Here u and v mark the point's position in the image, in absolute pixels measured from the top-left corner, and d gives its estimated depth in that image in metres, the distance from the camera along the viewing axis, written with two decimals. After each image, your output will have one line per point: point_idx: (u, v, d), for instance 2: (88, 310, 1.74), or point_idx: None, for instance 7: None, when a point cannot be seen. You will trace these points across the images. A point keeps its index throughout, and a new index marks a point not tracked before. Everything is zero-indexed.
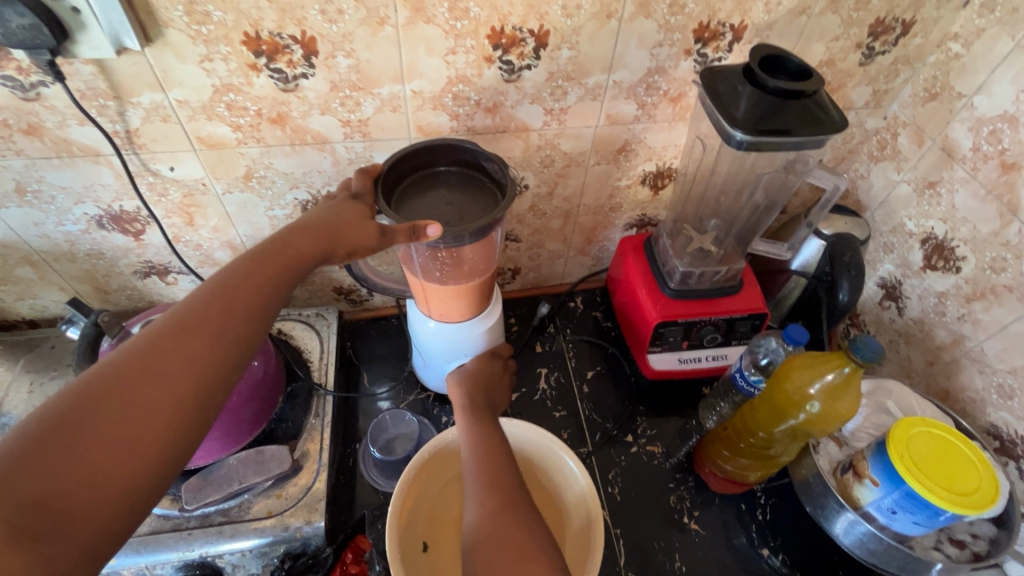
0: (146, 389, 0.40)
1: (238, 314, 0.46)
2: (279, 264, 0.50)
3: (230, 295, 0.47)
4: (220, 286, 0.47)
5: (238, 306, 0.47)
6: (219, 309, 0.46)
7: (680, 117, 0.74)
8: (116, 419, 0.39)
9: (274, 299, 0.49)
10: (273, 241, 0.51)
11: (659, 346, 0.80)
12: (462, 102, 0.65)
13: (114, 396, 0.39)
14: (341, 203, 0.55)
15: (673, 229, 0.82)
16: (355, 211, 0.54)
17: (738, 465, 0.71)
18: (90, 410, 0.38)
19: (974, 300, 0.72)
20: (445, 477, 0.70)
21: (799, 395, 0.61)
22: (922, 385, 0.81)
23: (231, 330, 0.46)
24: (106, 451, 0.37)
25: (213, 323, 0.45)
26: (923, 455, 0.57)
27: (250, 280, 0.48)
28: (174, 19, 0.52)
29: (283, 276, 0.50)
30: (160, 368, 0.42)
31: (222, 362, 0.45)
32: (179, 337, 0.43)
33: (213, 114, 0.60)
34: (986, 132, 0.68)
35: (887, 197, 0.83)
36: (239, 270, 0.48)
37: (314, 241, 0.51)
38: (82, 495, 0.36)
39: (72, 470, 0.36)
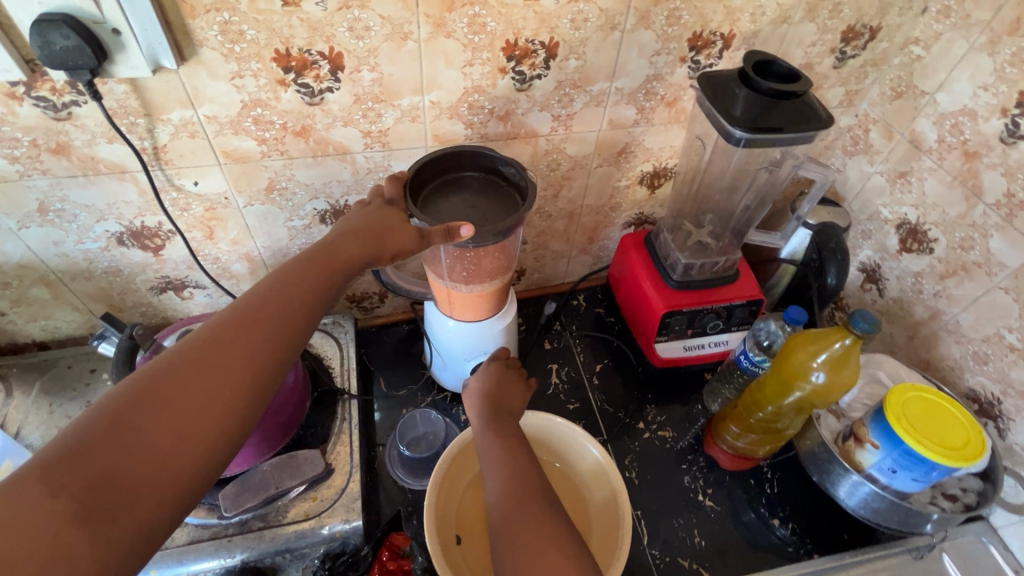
0: (207, 380, 0.43)
1: (292, 313, 0.49)
2: (329, 265, 0.52)
3: (285, 294, 0.49)
4: (277, 285, 0.49)
5: (292, 306, 0.49)
6: (276, 308, 0.48)
7: (676, 120, 0.80)
8: (178, 409, 0.41)
9: (324, 301, 0.51)
10: (324, 244, 0.53)
11: (665, 335, 0.85)
12: (476, 111, 0.69)
13: (176, 387, 0.42)
14: (377, 209, 0.58)
15: (672, 224, 0.88)
16: (394, 217, 0.57)
17: (747, 440, 0.75)
18: (154, 400, 0.41)
19: (947, 277, 0.79)
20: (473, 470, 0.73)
21: (802, 369, 0.66)
22: (905, 359, 0.87)
23: (286, 328, 0.48)
24: (168, 438, 0.40)
25: (268, 321, 0.47)
26: (917, 417, 0.63)
27: (303, 281, 0.50)
28: (209, 38, 0.54)
29: (333, 278, 0.52)
30: (220, 362, 0.44)
31: (276, 358, 0.47)
32: (238, 333, 0.46)
33: (240, 128, 0.62)
34: (949, 124, 0.76)
35: (863, 188, 0.91)
36: (293, 272, 0.51)
37: (360, 245, 0.54)
38: (144, 478, 0.38)
39: (136, 455, 0.38)
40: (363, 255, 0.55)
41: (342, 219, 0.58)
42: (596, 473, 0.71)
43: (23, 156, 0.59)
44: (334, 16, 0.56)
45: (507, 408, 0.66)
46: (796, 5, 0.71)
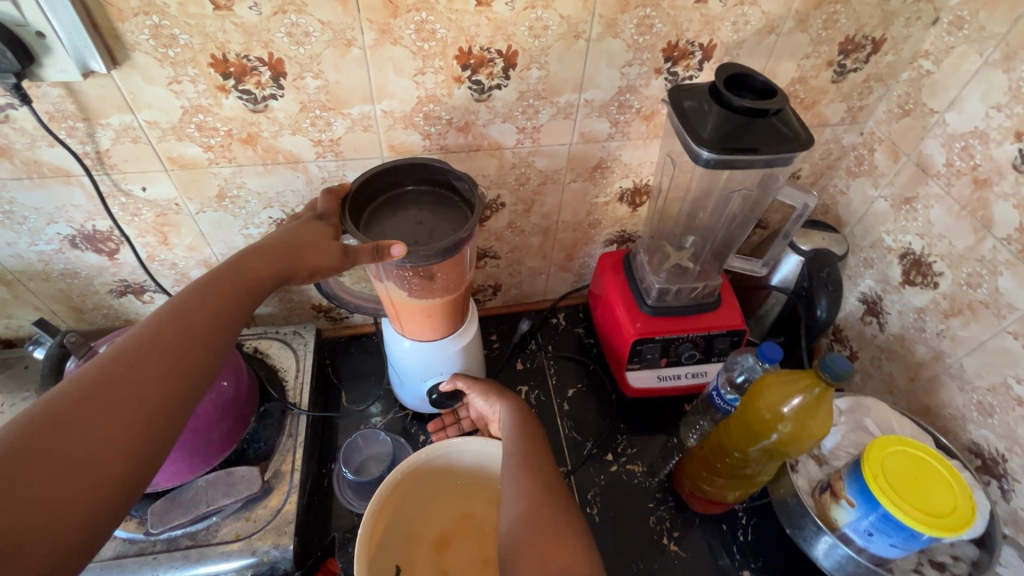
0: (104, 416, 0.39)
1: (197, 339, 0.46)
2: (238, 287, 0.49)
3: (189, 319, 0.46)
4: (177, 310, 0.46)
5: (197, 331, 0.46)
6: (177, 334, 0.45)
7: (654, 135, 0.75)
8: (70, 449, 0.37)
9: (232, 324, 0.49)
10: (231, 265, 0.50)
11: (637, 363, 0.80)
12: (433, 121, 0.66)
13: (67, 426, 0.37)
14: (304, 224, 0.56)
15: (651, 245, 0.82)
16: (321, 232, 0.55)
17: (717, 485, 0.70)
18: (41, 442, 0.36)
19: (951, 315, 0.71)
20: (420, 497, 0.69)
21: (772, 415, 0.60)
22: (905, 402, 0.80)
23: (190, 354, 0.45)
24: (60, 482, 0.36)
25: (170, 348, 0.44)
26: (897, 474, 0.56)
27: (207, 303, 0.47)
28: (141, 43, 0.52)
29: (242, 299, 0.50)
30: (119, 395, 0.40)
31: (183, 387, 0.44)
32: (138, 363, 0.42)
33: (183, 134, 0.60)
34: (958, 148, 0.69)
35: (866, 213, 0.83)
36: (195, 295, 0.47)
37: (275, 263, 0.52)
38: (34, 529, 0.34)
39: (23, 503, 0.34)
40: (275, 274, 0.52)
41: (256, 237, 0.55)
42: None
43: None
44: (270, 21, 0.53)
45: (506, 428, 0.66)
46: (785, 14, 0.65)
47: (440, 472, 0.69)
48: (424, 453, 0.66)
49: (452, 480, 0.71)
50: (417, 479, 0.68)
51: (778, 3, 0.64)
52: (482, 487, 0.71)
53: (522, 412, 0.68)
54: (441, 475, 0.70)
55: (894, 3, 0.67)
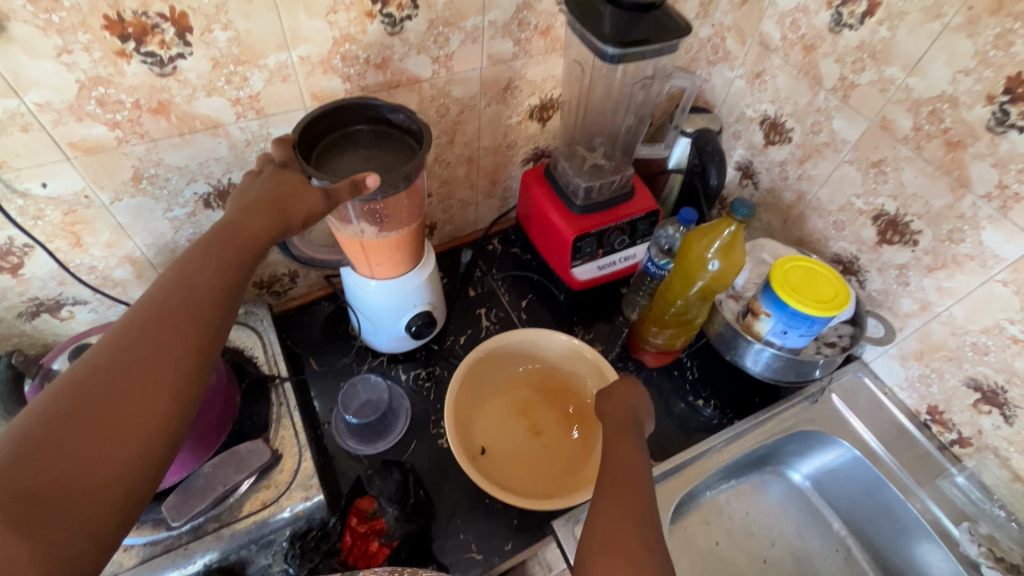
0: (128, 383, 0.41)
1: (206, 299, 0.47)
2: (234, 244, 0.50)
3: (193, 280, 0.47)
4: (182, 276, 0.47)
5: (202, 292, 0.47)
6: (185, 298, 0.46)
7: (553, 49, 0.81)
8: (103, 416, 0.39)
9: (240, 282, 0.50)
10: (226, 225, 0.51)
11: (579, 259, 0.89)
12: (351, 62, 0.66)
13: (95, 395, 0.40)
14: (274, 175, 0.56)
15: (568, 152, 0.91)
16: (292, 178, 0.56)
17: (665, 336, 0.84)
18: (75, 411, 0.39)
19: (805, 160, 0.89)
20: (486, 386, 0.81)
21: (700, 260, 0.73)
22: (783, 241, 0.99)
23: (203, 316, 0.46)
24: (98, 443, 0.38)
25: (181, 311, 0.45)
26: (794, 281, 0.73)
27: (209, 263, 0.48)
28: (17, 10, 0.47)
29: (240, 255, 0.50)
30: (138, 361, 0.42)
31: (201, 344, 0.45)
32: (152, 328, 0.44)
33: (84, 113, 0.55)
34: (789, 22, 0.84)
35: (728, 93, 0.99)
36: (196, 257, 0.48)
37: (263, 217, 0.52)
38: (83, 485, 0.37)
39: (67, 465, 0.37)
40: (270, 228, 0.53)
41: (235, 195, 0.55)
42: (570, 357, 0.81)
43: None
44: None
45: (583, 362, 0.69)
46: None
47: (510, 367, 0.83)
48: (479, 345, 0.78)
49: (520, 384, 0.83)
50: (491, 367, 0.82)
51: None
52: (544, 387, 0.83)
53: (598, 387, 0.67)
54: (511, 373, 0.84)
55: None
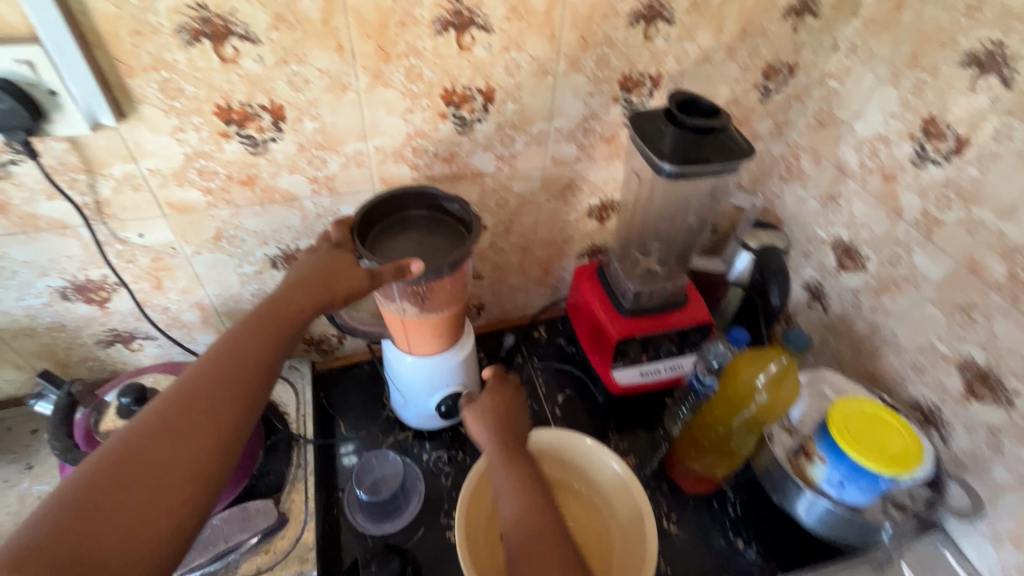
0: (172, 448, 0.43)
1: (247, 370, 0.50)
2: (279, 319, 0.54)
3: (239, 352, 0.50)
4: (230, 346, 0.51)
5: (246, 363, 0.50)
6: (230, 366, 0.49)
7: (616, 155, 0.84)
8: (145, 479, 0.41)
9: (280, 354, 0.53)
10: (274, 301, 0.56)
11: (621, 362, 0.86)
12: (421, 154, 0.71)
13: (142, 458, 0.42)
14: (327, 254, 0.61)
15: (622, 253, 0.90)
16: (344, 260, 0.60)
17: (706, 462, 0.76)
18: (121, 472, 0.40)
19: (881, 291, 0.83)
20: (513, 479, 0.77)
21: (749, 387, 0.68)
22: (853, 373, 0.90)
23: (245, 384, 0.49)
24: (137, 507, 0.39)
25: (226, 379, 0.48)
26: (855, 428, 0.65)
27: (255, 336, 0.52)
28: (148, 96, 0.56)
29: (284, 328, 0.54)
30: (183, 428, 0.44)
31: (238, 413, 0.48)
32: (197, 397, 0.46)
33: (185, 180, 0.63)
34: (867, 150, 0.81)
35: (799, 212, 0.96)
36: (244, 330, 0.53)
37: (308, 292, 0.57)
38: (116, 551, 0.37)
39: (107, 529, 0.38)
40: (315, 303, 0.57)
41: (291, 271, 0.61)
42: (614, 483, 0.74)
43: None
44: (272, 71, 0.58)
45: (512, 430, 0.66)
46: (716, 46, 0.76)
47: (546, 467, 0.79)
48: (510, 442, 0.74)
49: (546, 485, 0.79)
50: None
51: (710, 38, 0.75)
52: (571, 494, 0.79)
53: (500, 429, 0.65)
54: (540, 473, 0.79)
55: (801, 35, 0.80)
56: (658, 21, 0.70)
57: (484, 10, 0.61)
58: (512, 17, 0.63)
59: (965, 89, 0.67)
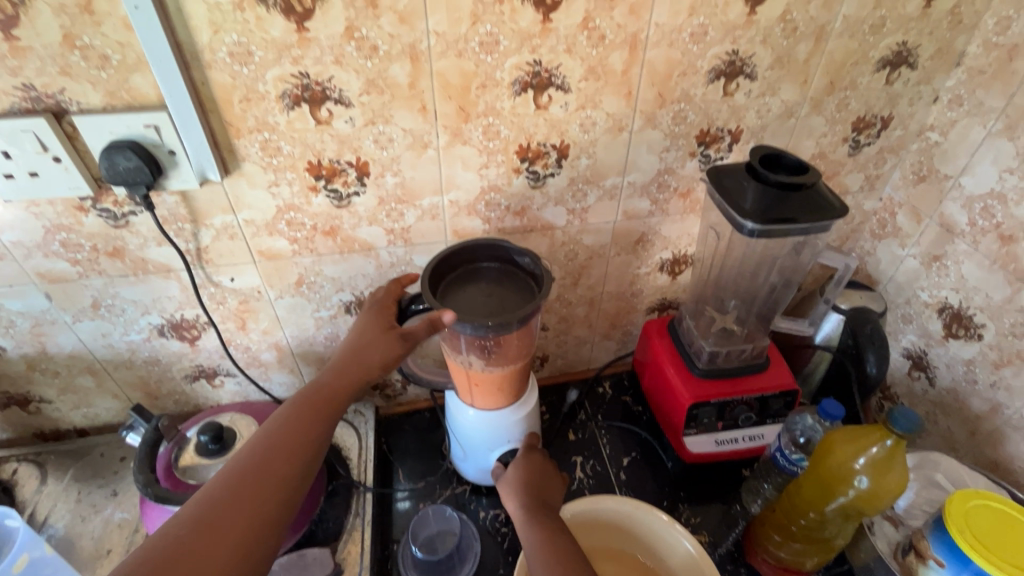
0: (260, 487, 0.51)
1: (288, 460, 0.54)
2: (349, 373, 0.62)
3: (278, 444, 0.54)
4: (303, 399, 0.59)
5: (285, 456, 0.54)
6: (301, 417, 0.57)
7: (691, 210, 0.81)
8: (239, 511, 0.48)
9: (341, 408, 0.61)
10: (315, 387, 0.60)
11: (694, 428, 0.80)
12: (493, 207, 0.73)
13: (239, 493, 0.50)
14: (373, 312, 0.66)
15: (695, 310, 0.86)
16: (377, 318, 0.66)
17: (791, 551, 0.68)
18: (222, 503, 0.48)
19: (1002, 366, 0.73)
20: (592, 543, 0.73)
21: (843, 471, 0.61)
22: (969, 458, 0.79)
23: (312, 435, 0.57)
24: (233, 532, 0.47)
25: (299, 429, 0.56)
26: (983, 531, 0.56)
27: (322, 391, 0.60)
28: (251, 154, 0.61)
29: (322, 414, 0.58)
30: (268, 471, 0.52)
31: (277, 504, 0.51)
32: (238, 490, 0.50)
33: (275, 230, 0.67)
34: (978, 208, 0.74)
35: (897, 272, 0.88)
36: (318, 383, 0.61)
37: (349, 376, 0.62)
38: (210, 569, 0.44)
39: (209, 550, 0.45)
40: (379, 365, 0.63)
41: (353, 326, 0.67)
42: (686, 563, 0.68)
43: (83, 259, 0.65)
44: (361, 131, 0.62)
45: (547, 501, 0.65)
46: (802, 100, 0.73)
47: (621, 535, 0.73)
48: (583, 504, 0.71)
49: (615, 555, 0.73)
50: (576, 533, 0.71)
51: (795, 92, 0.72)
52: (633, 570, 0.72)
53: (532, 502, 0.64)
54: (604, 544, 0.74)
55: (897, 87, 0.75)
56: (739, 78, 0.69)
57: (562, 71, 0.63)
58: (590, 77, 0.64)
59: None
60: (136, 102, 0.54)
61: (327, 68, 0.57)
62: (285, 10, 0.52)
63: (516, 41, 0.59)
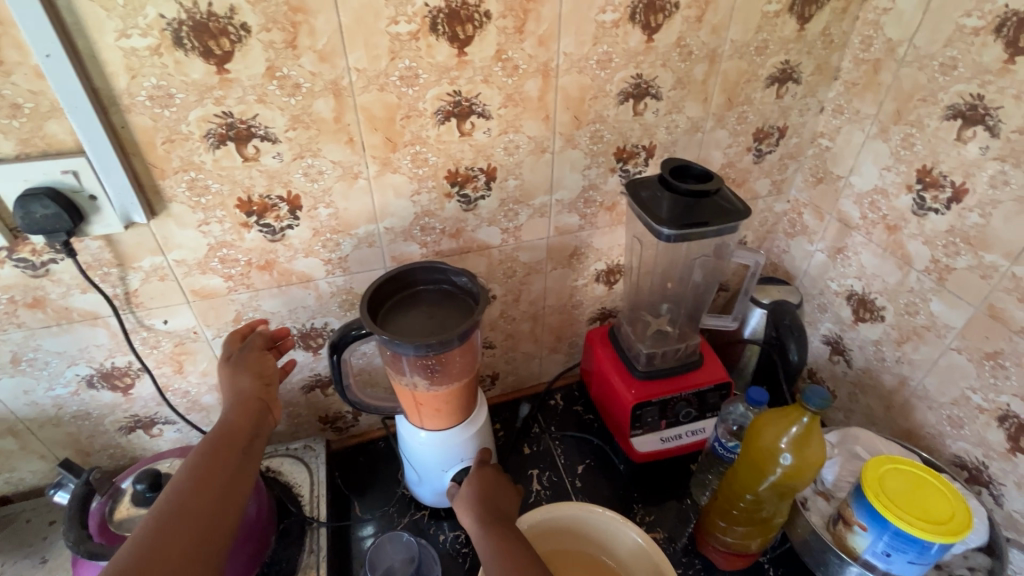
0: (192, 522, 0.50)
1: (228, 480, 0.55)
2: (254, 406, 0.62)
3: (204, 478, 0.54)
4: (219, 433, 0.59)
5: (213, 489, 0.53)
6: (223, 450, 0.57)
7: (618, 222, 0.86)
8: (176, 547, 0.48)
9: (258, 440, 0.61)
10: (226, 422, 0.60)
11: (640, 429, 0.84)
12: (429, 232, 0.75)
13: (173, 530, 0.49)
14: (237, 360, 0.66)
15: (631, 316, 0.90)
16: (254, 363, 0.66)
17: (736, 534, 0.72)
18: (157, 543, 0.48)
19: (903, 342, 0.80)
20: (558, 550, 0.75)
21: (771, 450, 0.65)
22: (888, 430, 0.86)
23: (236, 466, 0.57)
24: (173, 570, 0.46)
25: (221, 462, 0.56)
26: (897, 492, 0.61)
27: (238, 424, 0.60)
28: (178, 194, 0.61)
29: (240, 445, 0.59)
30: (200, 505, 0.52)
31: (225, 522, 0.52)
32: (185, 508, 0.51)
33: (208, 268, 0.67)
34: (867, 203, 0.83)
35: (809, 266, 0.96)
36: (231, 416, 0.61)
37: (263, 399, 0.64)
38: None
39: None
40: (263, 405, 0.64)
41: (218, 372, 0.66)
42: (637, 554, 0.71)
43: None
44: (290, 165, 0.63)
45: (502, 513, 0.66)
46: (706, 116, 0.80)
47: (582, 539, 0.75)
48: (538, 513, 0.72)
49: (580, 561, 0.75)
50: (534, 542, 0.73)
51: (698, 109, 0.79)
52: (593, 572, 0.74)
53: (486, 514, 0.64)
54: (569, 550, 0.75)
55: (787, 100, 0.84)
56: (646, 98, 0.75)
57: (482, 100, 0.67)
58: (509, 104, 0.68)
59: (955, 141, 0.69)
60: (52, 149, 0.54)
61: (251, 107, 0.58)
62: (204, 53, 0.54)
63: (435, 74, 0.63)
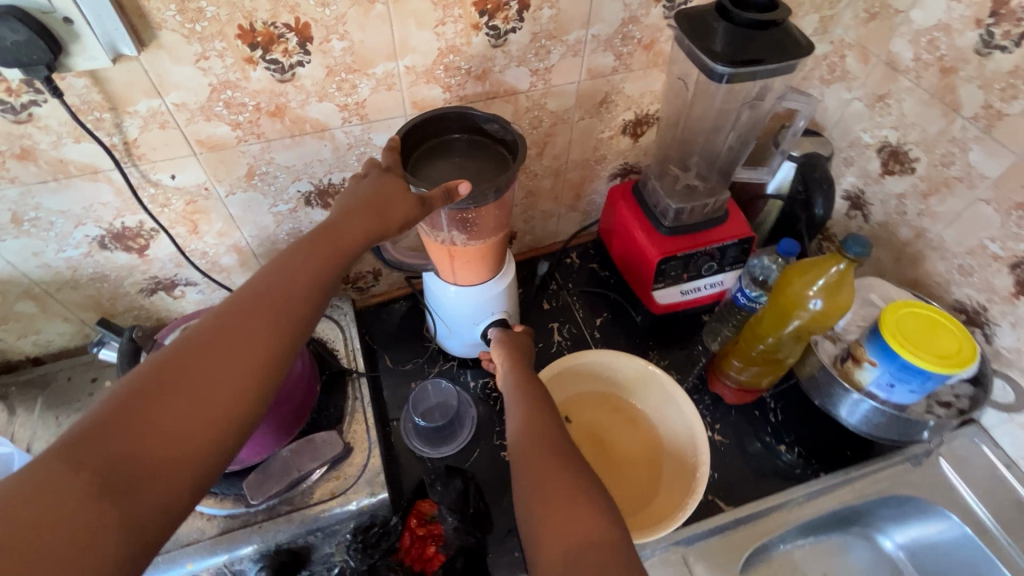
0: (261, 319, 0.46)
1: (298, 291, 0.49)
2: (366, 214, 0.55)
3: (286, 276, 0.49)
4: (319, 237, 0.53)
5: (290, 289, 0.49)
6: (316, 256, 0.51)
7: (654, 64, 0.78)
8: (240, 337, 0.45)
9: (355, 250, 0.54)
10: (330, 224, 0.53)
11: (662, 282, 0.86)
12: (453, 72, 0.67)
13: (239, 321, 0.45)
14: (377, 179, 0.58)
15: (658, 171, 0.88)
16: (394, 185, 0.58)
17: (749, 373, 0.79)
18: (224, 331, 0.45)
19: (930, 195, 0.80)
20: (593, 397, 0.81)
21: (798, 298, 0.69)
22: (894, 280, 0.90)
23: (322, 276, 0.51)
24: (233, 359, 0.44)
25: (308, 266, 0.50)
26: (911, 331, 0.65)
27: (341, 230, 0.53)
28: (167, 20, 0.51)
29: (335, 253, 0.52)
30: (271, 302, 0.47)
31: (288, 333, 0.47)
32: (258, 300, 0.47)
33: (212, 114, 0.60)
34: (925, 41, 0.76)
35: (842, 116, 0.91)
36: (340, 219, 0.54)
37: (377, 210, 0.55)
38: (208, 387, 0.42)
39: (204, 370, 0.42)
40: (370, 231, 0.55)
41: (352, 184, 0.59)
42: (661, 400, 0.78)
43: None
44: None
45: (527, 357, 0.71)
46: None
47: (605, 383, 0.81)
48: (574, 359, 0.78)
49: (609, 404, 0.81)
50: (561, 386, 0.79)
51: None
52: (621, 419, 0.80)
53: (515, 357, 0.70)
54: (596, 393, 0.82)
55: None
56: None
57: None
58: None
59: None
60: None
61: None
62: None
63: None
